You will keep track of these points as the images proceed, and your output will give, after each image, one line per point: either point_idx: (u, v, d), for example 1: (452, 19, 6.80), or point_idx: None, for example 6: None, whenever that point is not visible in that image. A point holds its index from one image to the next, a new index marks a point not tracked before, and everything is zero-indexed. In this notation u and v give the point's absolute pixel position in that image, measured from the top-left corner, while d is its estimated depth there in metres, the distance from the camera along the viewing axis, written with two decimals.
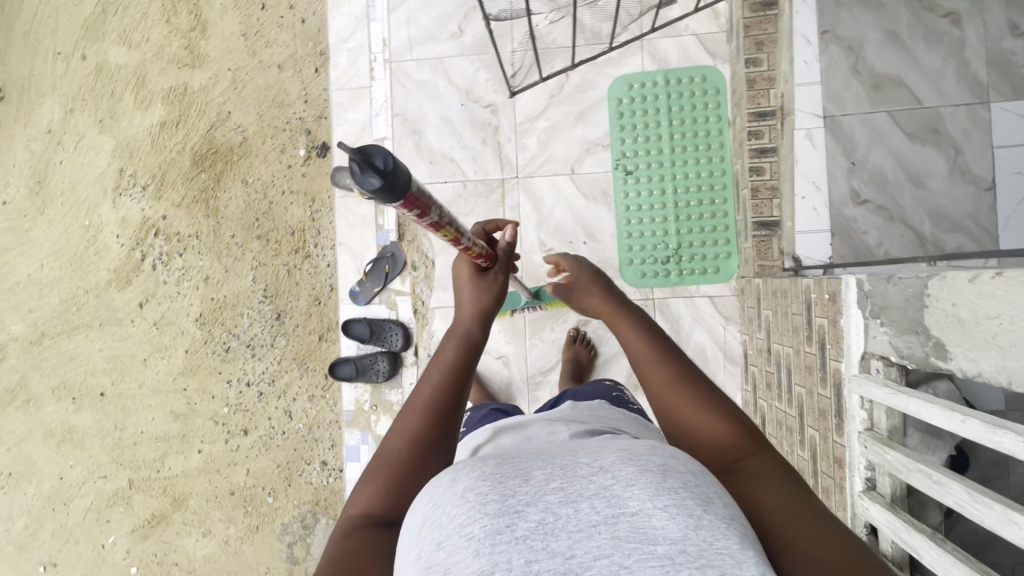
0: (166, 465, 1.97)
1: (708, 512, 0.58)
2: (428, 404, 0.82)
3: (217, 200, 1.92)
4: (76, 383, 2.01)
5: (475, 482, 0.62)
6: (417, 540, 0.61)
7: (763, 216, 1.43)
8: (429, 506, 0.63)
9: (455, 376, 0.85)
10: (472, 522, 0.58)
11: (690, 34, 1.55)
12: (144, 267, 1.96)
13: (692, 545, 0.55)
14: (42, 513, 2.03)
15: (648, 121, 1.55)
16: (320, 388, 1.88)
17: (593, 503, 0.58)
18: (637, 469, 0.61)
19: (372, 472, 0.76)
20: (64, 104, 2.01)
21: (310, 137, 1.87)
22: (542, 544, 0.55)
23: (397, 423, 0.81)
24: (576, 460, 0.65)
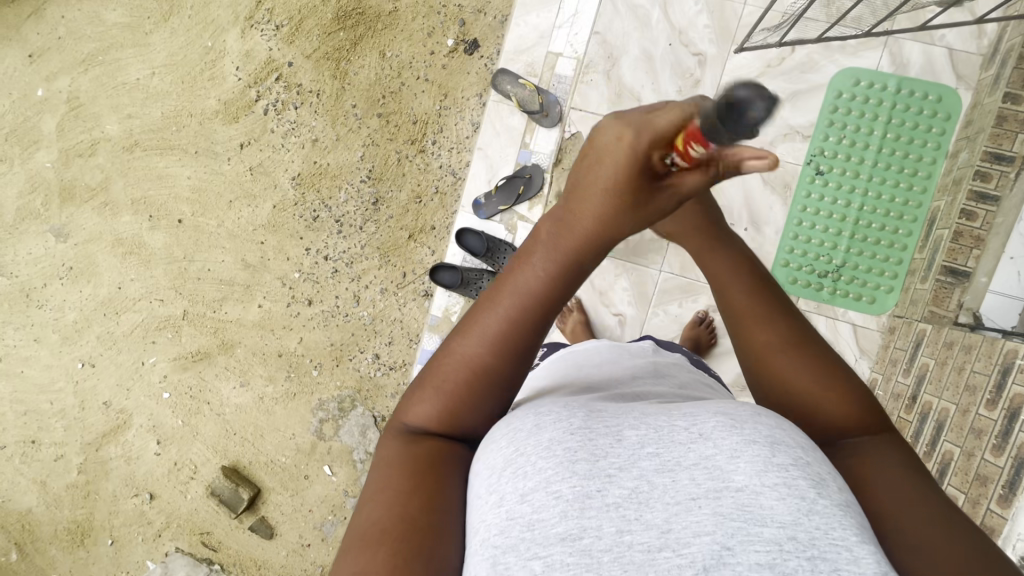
0: (223, 308, 1.96)
1: (821, 497, 0.53)
2: (502, 334, 0.72)
3: (348, 65, 1.82)
4: (156, 202, 1.97)
5: (562, 434, 0.59)
6: (499, 488, 0.58)
7: (954, 262, 1.21)
8: (509, 451, 0.61)
9: (539, 298, 0.72)
10: (558, 479, 0.55)
11: (942, 45, 1.32)
12: (255, 108, 1.88)
13: (803, 532, 0.51)
14: (91, 315, 2.05)
15: (859, 123, 1.34)
16: (395, 284, 1.85)
17: (692, 475, 0.56)
18: (743, 440, 0.57)
19: (433, 384, 0.73)
20: None
21: (463, 29, 1.75)
22: (636, 514, 0.53)
23: (466, 337, 0.73)
24: (671, 423, 0.62)
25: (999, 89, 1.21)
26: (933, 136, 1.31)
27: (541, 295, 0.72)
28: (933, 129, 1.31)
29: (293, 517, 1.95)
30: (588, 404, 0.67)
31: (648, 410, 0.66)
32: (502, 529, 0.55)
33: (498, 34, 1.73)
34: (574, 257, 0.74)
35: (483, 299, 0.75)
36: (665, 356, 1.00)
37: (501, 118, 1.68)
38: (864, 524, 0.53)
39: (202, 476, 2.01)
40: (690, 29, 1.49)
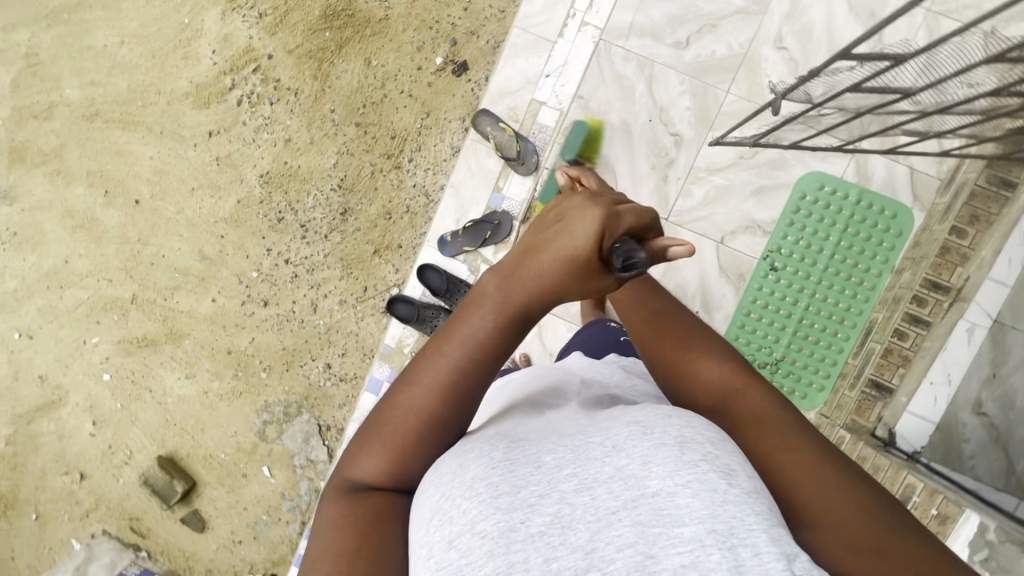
0: (174, 298, 1.90)
1: (732, 487, 0.50)
2: (446, 381, 0.65)
3: (331, 67, 1.75)
4: (113, 178, 1.89)
5: (484, 470, 0.54)
6: (426, 537, 0.53)
7: (880, 377, 1.23)
8: (436, 498, 0.55)
9: (490, 342, 0.66)
10: (481, 518, 0.50)
11: (905, 163, 1.29)
12: (229, 97, 1.80)
13: (721, 524, 0.47)
14: (35, 285, 1.97)
15: (816, 227, 1.31)
16: (355, 297, 1.82)
17: (610, 488, 0.51)
18: (653, 445, 0.54)
19: (377, 438, 0.65)
20: None
21: (453, 48, 1.71)
22: (560, 539, 0.48)
23: (411, 382, 0.66)
24: (587, 439, 0.57)
25: (947, 220, 1.21)
26: (888, 253, 1.28)
27: (482, 343, 0.66)
28: (889, 249, 1.28)
29: (226, 512, 1.94)
30: (508, 431, 0.61)
31: (567, 429, 0.60)
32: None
33: (489, 59, 1.70)
34: (523, 305, 0.67)
35: (423, 350, 0.68)
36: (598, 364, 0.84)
37: (476, 159, 1.45)
38: (773, 510, 0.50)
39: (138, 462, 1.98)
40: (672, 108, 1.33)
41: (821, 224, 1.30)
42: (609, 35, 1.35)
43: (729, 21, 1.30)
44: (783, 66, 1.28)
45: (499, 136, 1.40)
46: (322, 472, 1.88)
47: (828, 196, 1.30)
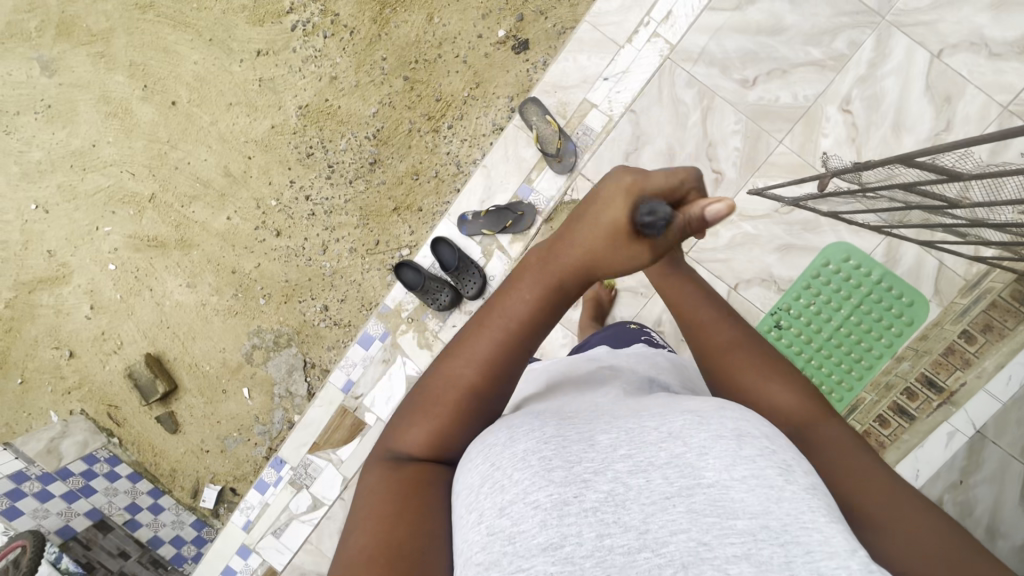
0: (191, 207, 1.92)
1: (788, 484, 0.49)
2: (489, 351, 0.66)
3: (393, 16, 1.74)
4: (156, 74, 1.89)
5: (536, 443, 0.53)
6: (477, 504, 0.51)
7: None
8: (484, 467, 0.54)
9: (533, 318, 0.68)
10: (535, 489, 0.49)
11: (936, 255, 1.28)
12: (284, 20, 1.80)
13: (775, 521, 0.46)
14: (58, 162, 1.99)
15: (833, 298, 1.30)
16: (365, 248, 1.83)
17: (665, 473, 0.50)
18: (711, 435, 0.52)
19: (422, 410, 0.65)
20: None
21: (518, 25, 1.68)
22: (613, 518, 0.47)
23: (453, 363, 0.67)
24: (640, 422, 0.56)
25: (961, 323, 1.20)
26: (895, 339, 1.29)
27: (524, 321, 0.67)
28: (894, 334, 1.29)
29: (200, 421, 2.00)
30: (558, 411, 0.62)
31: (618, 412, 0.60)
32: (484, 545, 0.48)
33: (551, 44, 1.67)
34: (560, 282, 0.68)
35: (466, 327, 0.70)
36: (621, 354, 0.85)
37: (515, 146, 1.44)
38: (830, 505, 0.49)
39: (125, 354, 2.03)
40: (721, 140, 1.30)
41: (837, 294, 1.30)
42: (676, 56, 1.32)
43: (800, 71, 1.26)
44: (843, 129, 1.24)
45: (542, 128, 1.39)
46: (297, 406, 1.91)
47: (850, 270, 1.30)
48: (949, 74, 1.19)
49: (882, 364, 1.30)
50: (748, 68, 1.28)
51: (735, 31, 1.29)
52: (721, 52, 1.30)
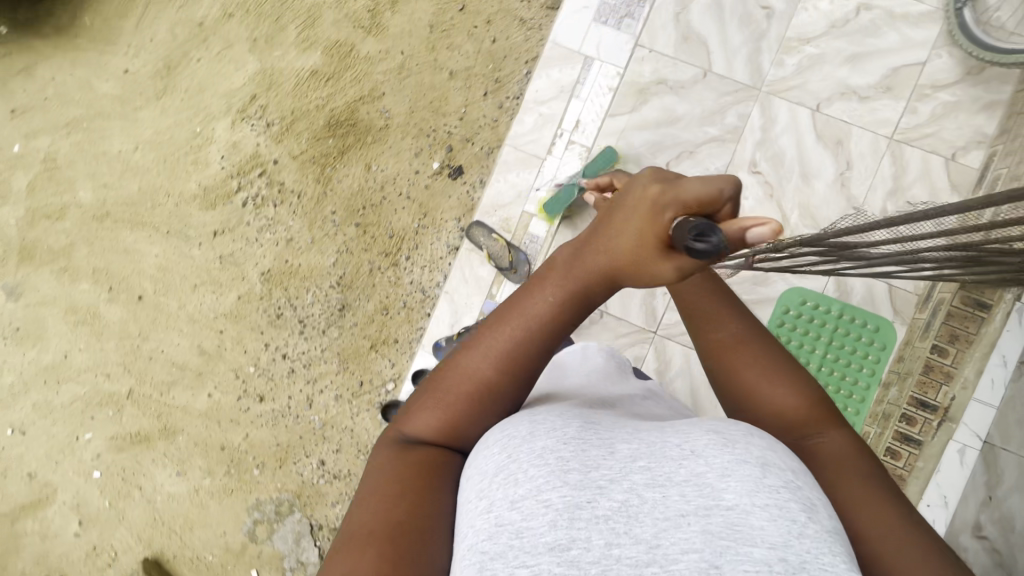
0: (172, 393, 1.91)
1: (810, 521, 0.58)
2: (509, 353, 0.78)
3: (334, 171, 1.87)
4: (119, 275, 1.96)
5: (555, 443, 0.64)
6: (490, 493, 0.62)
7: None
8: (501, 457, 0.65)
9: (547, 326, 0.79)
10: (547, 488, 0.60)
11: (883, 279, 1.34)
12: (235, 199, 1.91)
13: (793, 554, 0.55)
14: (31, 380, 1.98)
15: (807, 342, 1.33)
16: (350, 392, 1.83)
17: (682, 491, 0.61)
18: (734, 458, 0.62)
19: (440, 396, 0.78)
20: (226, 6, 1.94)
21: (449, 154, 1.83)
22: (624, 527, 0.58)
23: (481, 354, 0.79)
24: (664, 439, 0.67)
25: (929, 338, 1.26)
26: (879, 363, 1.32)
27: (546, 320, 0.78)
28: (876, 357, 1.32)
29: None
30: (586, 415, 0.72)
31: (639, 426, 0.71)
32: (491, 534, 0.58)
33: (483, 165, 1.81)
34: (586, 287, 0.79)
35: (494, 320, 0.81)
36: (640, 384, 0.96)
37: (470, 267, 1.51)
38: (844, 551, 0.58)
39: (122, 564, 1.91)
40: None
41: (807, 337, 1.33)
42: (594, 159, 1.43)
43: (705, 148, 1.37)
44: (759, 188, 1.34)
45: (491, 245, 1.47)
46: None
47: (812, 310, 1.35)
48: (834, 121, 1.33)
49: (873, 392, 1.31)
50: (661, 156, 1.38)
51: (639, 126, 1.41)
52: (632, 149, 1.41)
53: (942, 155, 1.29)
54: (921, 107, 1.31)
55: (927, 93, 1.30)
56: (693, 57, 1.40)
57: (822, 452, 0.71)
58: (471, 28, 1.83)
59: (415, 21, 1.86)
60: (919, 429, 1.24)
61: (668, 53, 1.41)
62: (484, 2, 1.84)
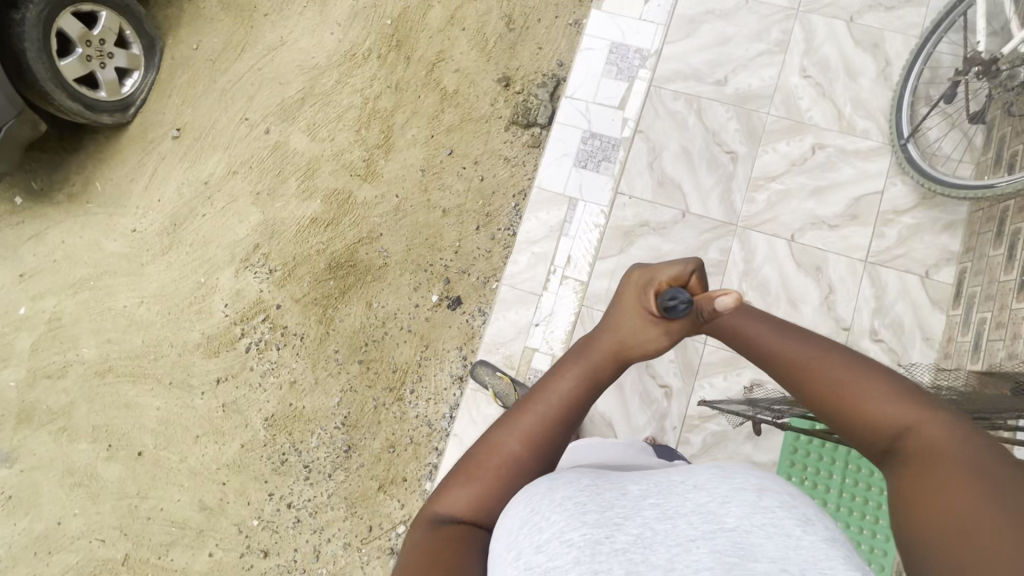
0: (170, 554, 1.82)
1: (807, 533, 0.49)
2: (532, 430, 0.71)
3: (336, 311, 1.92)
4: (119, 431, 1.93)
5: (574, 491, 0.56)
6: (516, 544, 0.54)
7: None
8: (525, 512, 0.57)
9: (568, 410, 0.73)
10: (569, 529, 0.51)
11: None
12: (238, 345, 1.94)
13: (795, 565, 0.46)
14: (21, 552, 1.89)
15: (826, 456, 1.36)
16: (359, 538, 1.76)
17: (689, 519, 0.52)
18: (733, 488, 0.54)
19: (465, 474, 0.70)
20: (230, 165, 2.08)
21: (447, 287, 1.90)
22: (642, 557, 0.48)
23: (501, 431, 0.72)
24: (670, 479, 0.59)
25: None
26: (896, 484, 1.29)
27: (568, 399, 0.73)
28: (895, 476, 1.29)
29: None
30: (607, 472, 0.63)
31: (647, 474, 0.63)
32: None
33: (479, 295, 1.89)
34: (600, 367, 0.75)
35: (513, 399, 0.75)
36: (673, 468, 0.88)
37: (476, 406, 1.52)
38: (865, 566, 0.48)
39: None
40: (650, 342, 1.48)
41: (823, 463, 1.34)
42: (589, 298, 1.49)
43: None
44: None
45: (497, 383, 1.48)
46: None
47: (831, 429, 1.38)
48: (810, 250, 1.43)
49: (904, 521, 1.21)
50: None
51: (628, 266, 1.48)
52: None
53: (916, 274, 1.39)
54: (887, 231, 1.42)
55: (890, 219, 1.42)
56: (669, 199, 1.50)
57: (918, 448, 0.59)
58: (460, 169, 1.98)
59: (407, 166, 2.00)
60: None
61: (647, 198, 1.51)
62: (470, 145, 2.00)
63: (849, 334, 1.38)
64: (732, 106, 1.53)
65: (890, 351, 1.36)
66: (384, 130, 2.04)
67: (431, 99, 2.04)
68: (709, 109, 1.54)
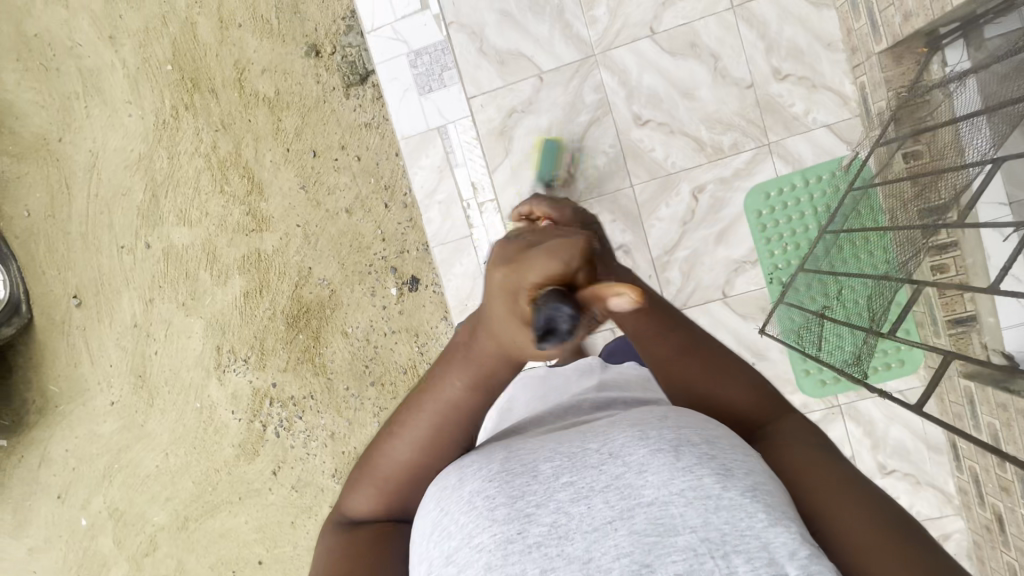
0: None
1: (725, 489, 0.49)
2: (428, 443, 0.62)
3: (322, 356, 1.91)
4: (232, 557, 2.05)
5: (482, 483, 0.53)
6: (428, 552, 0.53)
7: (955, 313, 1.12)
8: (435, 512, 0.55)
9: (461, 418, 0.61)
10: (478, 531, 0.50)
11: (820, 123, 1.32)
12: (268, 435, 1.98)
13: (715, 531, 0.47)
14: None
15: (858, 309, 1.17)
16: None
17: (606, 497, 0.50)
18: (649, 450, 0.52)
19: (365, 478, 0.65)
20: (143, 296, 2.00)
21: (398, 274, 1.85)
22: (557, 550, 0.48)
23: (395, 439, 0.63)
24: (583, 445, 0.55)
25: (897, 155, 1.18)
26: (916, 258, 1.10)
27: (456, 408, 0.60)
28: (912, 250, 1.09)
29: None
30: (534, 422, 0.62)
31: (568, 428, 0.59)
32: None
33: (430, 262, 1.85)
34: (489, 369, 0.58)
35: (405, 401, 0.64)
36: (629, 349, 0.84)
37: None
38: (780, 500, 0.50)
39: None
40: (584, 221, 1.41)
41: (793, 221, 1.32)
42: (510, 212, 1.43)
43: (590, 135, 1.37)
44: (659, 132, 1.35)
45: None
46: None
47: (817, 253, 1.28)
48: (676, 32, 1.33)
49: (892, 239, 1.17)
50: (558, 169, 1.39)
51: (523, 162, 1.40)
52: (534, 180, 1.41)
53: None
54: None
55: None
56: (520, 71, 1.39)
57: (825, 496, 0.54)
58: (334, 162, 1.85)
59: (287, 192, 1.87)
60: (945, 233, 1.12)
61: (499, 84, 1.41)
62: (327, 134, 1.84)
63: (755, 88, 1.32)
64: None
65: (801, 79, 1.31)
66: (244, 173, 1.89)
67: (262, 114, 1.87)
68: None
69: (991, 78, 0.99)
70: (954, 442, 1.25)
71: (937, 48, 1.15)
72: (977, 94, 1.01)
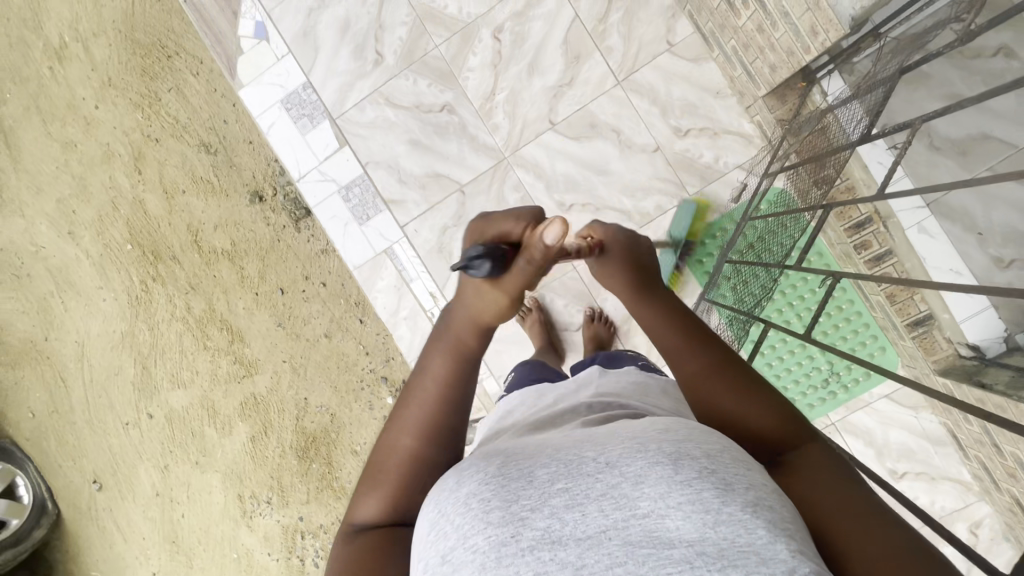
0: None
1: (726, 505, 0.48)
2: (425, 418, 0.69)
3: (339, 480, 1.95)
4: None
5: (478, 485, 0.53)
6: (423, 555, 0.52)
7: (912, 316, 1.27)
8: (432, 514, 0.54)
9: (450, 390, 0.70)
10: (474, 533, 0.49)
11: (734, 166, 1.50)
12: (308, 567, 2.00)
13: (712, 544, 0.46)
14: None
15: (753, 293, 1.17)
16: None
17: (601, 505, 0.49)
18: (647, 462, 0.52)
19: (370, 479, 0.67)
20: (157, 465, 2.05)
21: (390, 382, 1.90)
22: (550, 555, 0.47)
23: (393, 427, 0.70)
24: (580, 454, 0.55)
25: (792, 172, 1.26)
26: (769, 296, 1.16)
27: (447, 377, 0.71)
28: (761, 297, 1.15)
29: None
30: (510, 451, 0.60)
31: (562, 444, 0.59)
32: None
33: None
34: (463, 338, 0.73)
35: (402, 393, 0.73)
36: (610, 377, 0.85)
37: None
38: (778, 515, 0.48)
39: None
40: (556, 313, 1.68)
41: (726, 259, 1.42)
42: None
43: None
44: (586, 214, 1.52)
45: None
46: None
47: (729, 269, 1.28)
48: (574, 118, 1.51)
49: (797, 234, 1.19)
50: None
51: None
52: None
53: (664, 51, 1.49)
54: (611, 42, 1.49)
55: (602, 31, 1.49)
56: (444, 189, 1.53)
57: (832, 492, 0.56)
58: (302, 293, 1.91)
59: (266, 332, 1.93)
60: (878, 244, 1.35)
61: (426, 208, 1.54)
62: (288, 270, 1.91)
63: (661, 150, 1.51)
64: (407, 69, 1.52)
65: (703, 131, 1.50)
66: (222, 325, 1.95)
67: (226, 269, 1.94)
68: (394, 91, 1.53)
69: (870, 103, 1.11)
70: (951, 434, 1.44)
71: (813, 80, 1.31)
72: (858, 116, 1.14)
